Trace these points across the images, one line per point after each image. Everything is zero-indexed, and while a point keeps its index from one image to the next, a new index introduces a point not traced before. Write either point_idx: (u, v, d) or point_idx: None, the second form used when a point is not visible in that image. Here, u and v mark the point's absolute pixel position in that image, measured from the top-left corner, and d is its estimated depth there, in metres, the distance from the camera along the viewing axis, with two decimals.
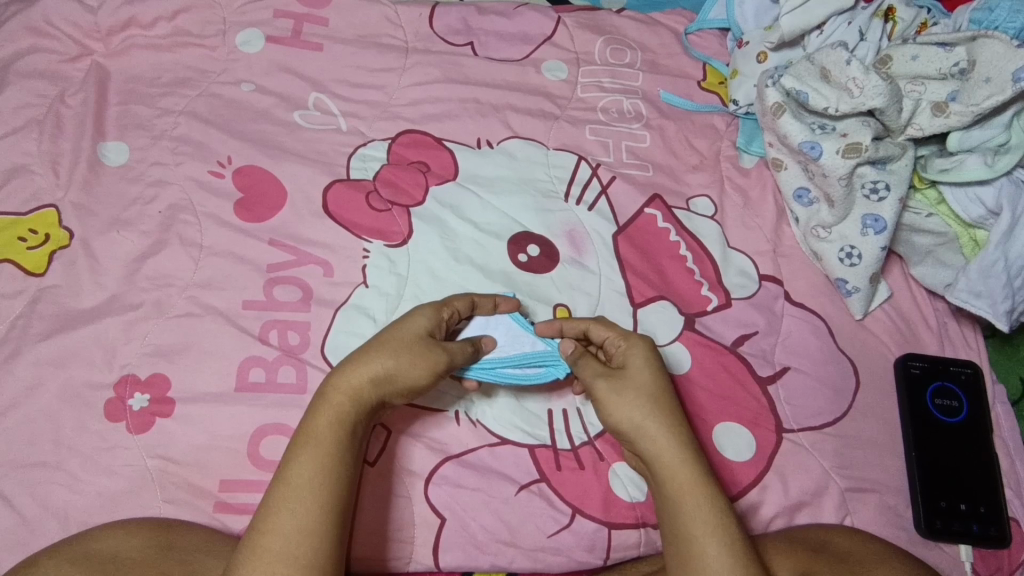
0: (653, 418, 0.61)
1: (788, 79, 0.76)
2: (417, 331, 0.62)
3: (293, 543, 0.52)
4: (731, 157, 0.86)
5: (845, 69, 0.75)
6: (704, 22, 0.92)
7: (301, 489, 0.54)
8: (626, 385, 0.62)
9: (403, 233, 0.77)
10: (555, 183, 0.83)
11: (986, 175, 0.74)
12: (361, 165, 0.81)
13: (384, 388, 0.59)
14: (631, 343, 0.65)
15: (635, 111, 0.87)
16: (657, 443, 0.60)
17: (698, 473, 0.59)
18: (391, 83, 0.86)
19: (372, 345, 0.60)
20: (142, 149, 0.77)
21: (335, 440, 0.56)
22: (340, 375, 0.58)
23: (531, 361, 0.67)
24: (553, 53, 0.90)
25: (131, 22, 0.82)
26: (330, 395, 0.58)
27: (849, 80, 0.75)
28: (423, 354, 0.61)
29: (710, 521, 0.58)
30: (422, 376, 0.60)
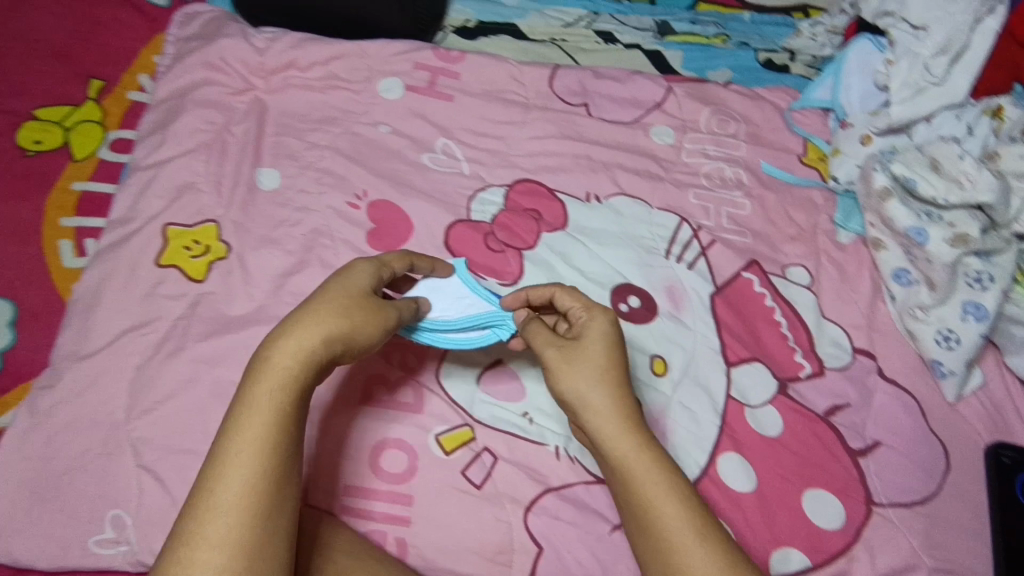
0: (603, 391, 0.61)
1: (899, 167, 0.82)
2: (362, 286, 0.61)
3: (239, 508, 0.50)
4: (829, 232, 0.90)
5: (960, 162, 0.80)
6: (808, 101, 0.97)
7: (247, 455, 0.51)
8: (579, 355, 0.62)
9: (514, 273, 0.84)
10: (656, 241, 0.88)
11: None
12: (480, 208, 0.88)
13: (337, 350, 0.57)
14: (590, 315, 0.65)
15: (738, 179, 0.92)
16: (608, 413, 0.60)
17: (649, 447, 0.59)
18: (512, 135, 0.93)
19: (319, 306, 0.58)
20: (291, 177, 0.85)
21: (281, 404, 0.53)
22: (284, 342, 0.55)
23: (476, 322, 0.71)
24: (661, 119, 0.96)
25: (291, 64, 0.92)
26: (272, 359, 0.55)
27: (960, 173, 0.80)
28: (372, 310, 0.60)
29: (668, 486, 0.58)
30: (377, 330, 0.60)
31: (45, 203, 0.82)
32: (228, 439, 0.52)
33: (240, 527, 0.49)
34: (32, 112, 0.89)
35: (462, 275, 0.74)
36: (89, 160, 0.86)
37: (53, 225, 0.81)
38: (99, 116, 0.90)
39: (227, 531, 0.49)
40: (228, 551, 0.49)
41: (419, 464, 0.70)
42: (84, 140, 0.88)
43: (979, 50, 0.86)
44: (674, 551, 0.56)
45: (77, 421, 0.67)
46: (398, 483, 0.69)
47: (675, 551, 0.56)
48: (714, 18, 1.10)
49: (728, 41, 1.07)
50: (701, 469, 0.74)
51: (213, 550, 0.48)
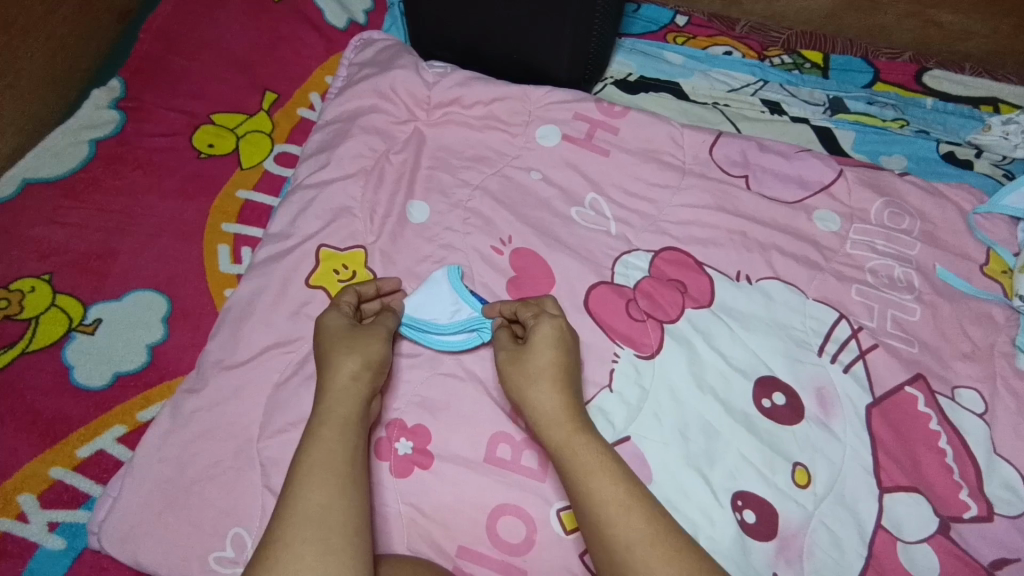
0: (539, 388, 0.65)
1: None
2: (346, 326, 0.69)
3: (314, 521, 0.54)
4: (1008, 354, 0.81)
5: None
6: (997, 207, 0.89)
7: (315, 471, 0.57)
8: (523, 359, 0.68)
9: (653, 345, 0.80)
10: (809, 334, 0.81)
11: None
12: (624, 271, 0.85)
13: (365, 379, 0.65)
14: (536, 319, 0.70)
15: (908, 281, 0.85)
16: (548, 406, 0.64)
17: (583, 433, 0.63)
18: (664, 199, 0.90)
19: (330, 355, 0.66)
20: (440, 213, 0.85)
21: (337, 429, 0.60)
22: (321, 388, 0.64)
23: (460, 326, 0.75)
24: (827, 203, 0.90)
25: (455, 101, 0.93)
26: (320, 401, 0.63)
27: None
28: (368, 336, 0.68)
29: (599, 468, 0.60)
30: (381, 346, 0.68)
31: (210, 207, 0.86)
32: (297, 471, 0.58)
33: (320, 538, 0.53)
34: (209, 115, 0.94)
35: (452, 282, 0.78)
36: (255, 169, 0.90)
37: (215, 229, 0.84)
38: (268, 127, 0.94)
39: (300, 531, 0.53)
40: (309, 550, 0.53)
41: (537, 537, 0.66)
42: (252, 149, 0.92)
43: None
44: (610, 528, 0.57)
45: (213, 430, 0.68)
46: (514, 554, 0.66)
47: (610, 527, 0.57)
48: (892, 99, 1.03)
49: (906, 127, 1.00)
50: None
51: (289, 548, 0.53)
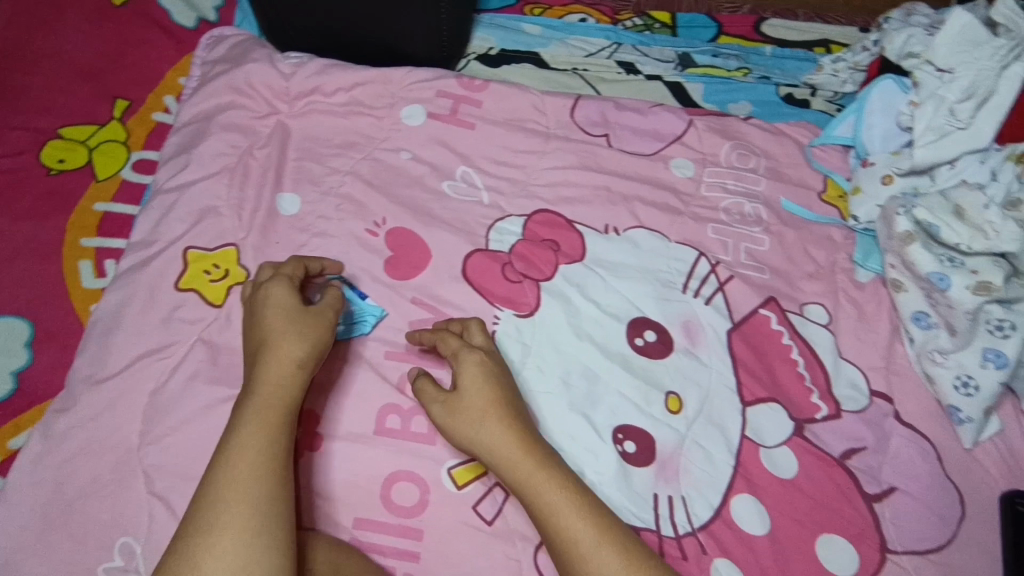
0: (486, 434, 0.66)
1: (923, 212, 0.80)
2: (290, 307, 0.68)
3: (254, 507, 0.56)
4: (847, 270, 0.90)
5: (986, 211, 0.78)
6: (828, 138, 0.97)
7: (254, 454, 0.59)
8: (459, 404, 0.68)
9: (531, 304, 0.84)
10: (674, 274, 0.88)
11: None
12: (498, 238, 0.88)
13: (311, 369, 0.65)
14: (456, 359, 0.70)
15: (757, 215, 0.93)
16: (501, 450, 0.65)
17: (540, 469, 0.64)
18: (532, 164, 0.94)
19: (279, 340, 0.65)
20: (311, 202, 0.86)
21: (281, 410, 0.62)
22: (266, 369, 0.64)
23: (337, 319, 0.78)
24: (681, 152, 0.97)
25: (316, 90, 0.93)
26: (264, 378, 0.63)
27: (982, 221, 0.79)
28: (314, 322, 0.67)
29: (566, 505, 0.62)
30: (331, 335, 0.68)
31: (67, 223, 0.83)
32: (236, 444, 0.59)
33: (256, 517, 0.56)
34: (57, 130, 0.90)
35: None
36: (112, 180, 0.88)
37: (74, 245, 0.82)
38: (123, 135, 0.91)
39: (239, 520, 0.55)
40: (249, 533, 0.55)
41: (430, 497, 0.70)
42: (107, 160, 0.89)
43: (1006, 95, 0.81)
44: (582, 564, 0.60)
45: (90, 444, 0.67)
46: (409, 517, 0.69)
47: (584, 562, 0.60)
48: (735, 50, 1.11)
49: (749, 74, 1.08)
50: (714, 510, 0.73)
51: (229, 534, 0.54)
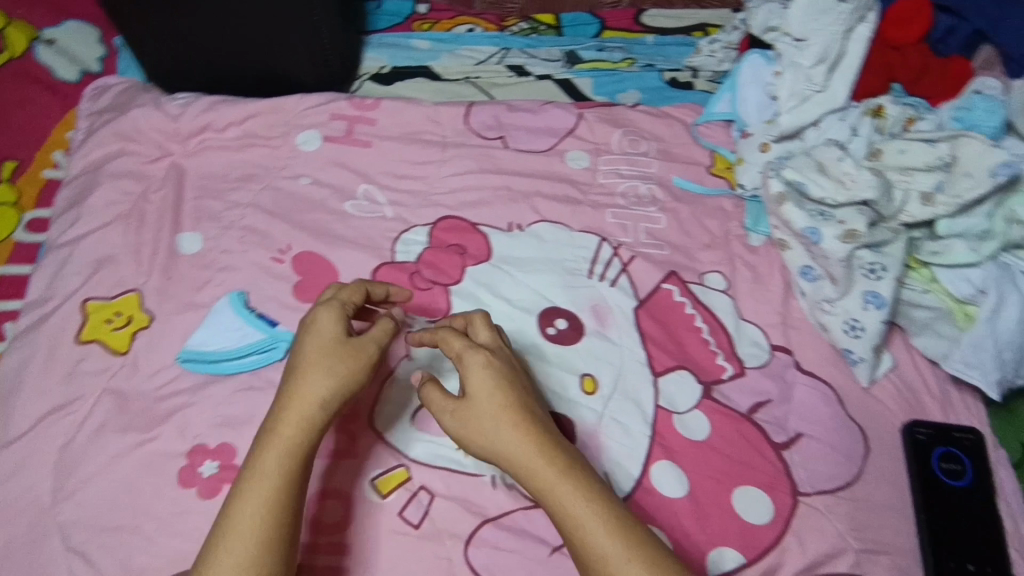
0: (502, 441, 0.62)
1: (788, 172, 0.82)
2: (331, 338, 0.67)
3: (253, 554, 0.57)
4: (740, 236, 0.95)
5: (840, 165, 0.79)
6: (710, 115, 1.03)
7: (262, 499, 0.59)
8: (469, 411, 0.63)
9: (444, 310, 0.86)
10: (579, 262, 0.91)
11: (972, 260, 0.76)
12: (404, 249, 0.90)
13: (338, 400, 0.65)
14: (461, 361, 0.66)
15: (651, 196, 0.97)
16: (518, 458, 0.61)
17: (562, 477, 0.60)
18: (432, 174, 0.96)
19: (309, 373, 0.65)
20: (213, 238, 0.86)
21: (297, 438, 0.62)
22: (288, 396, 0.64)
23: (248, 350, 0.78)
24: (575, 145, 1.01)
25: (207, 127, 0.94)
26: (284, 406, 0.64)
27: (837, 175, 0.80)
28: (349, 355, 0.67)
29: (590, 517, 0.59)
30: (367, 370, 0.67)
31: None
32: (248, 484, 0.60)
33: (263, 545, 0.58)
34: None
35: (237, 309, 0.81)
36: (5, 244, 0.87)
37: None
38: (12, 197, 0.91)
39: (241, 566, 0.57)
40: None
41: (355, 510, 0.71)
42: None
43: (855, 55, 0.86)
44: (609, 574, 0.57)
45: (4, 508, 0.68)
46: (332, 533, 0.70)
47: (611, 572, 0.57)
48: (619, 43, 1.16)
49: (634, 64, 1.13)
50: (635, 480, 0.76)
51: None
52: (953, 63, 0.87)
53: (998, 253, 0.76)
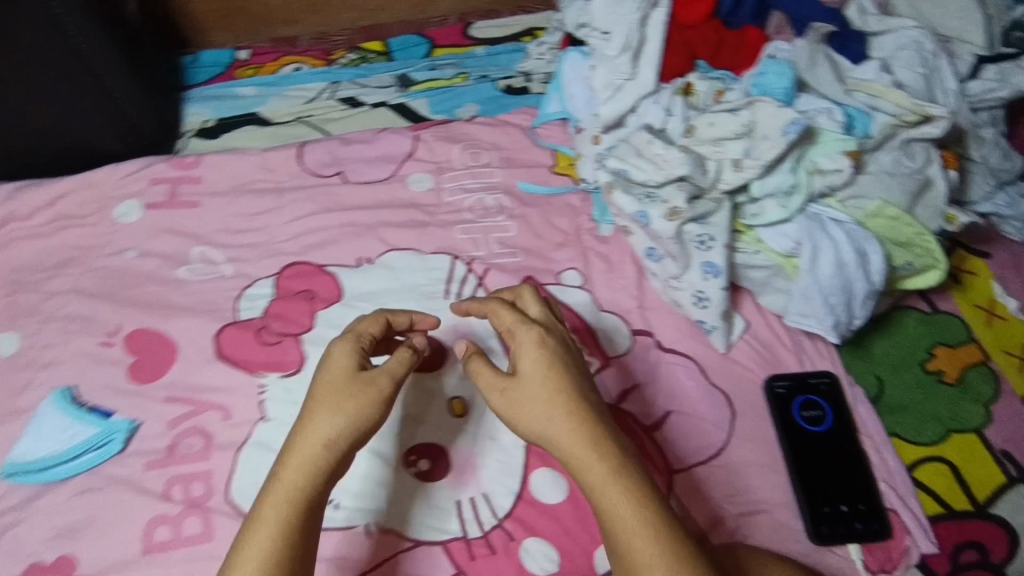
0: (555, 429, 0.60)
1: (612, 161, 0.84)
2: (345, 366, 0.64)
3: None
4: (591, 229, 0.96)
5: (651, 146, 0.82)
6: (545, 116, 1.04)
7: (269, 534, 0.56)
8: (519, 394, 0.62)
9: (296, 361, 0.81)
10: (435, 284, 0.90)
11: (784, 216, 0.79)
12: (249, 305, 0.86)
13: (343, 446, 0.60)
14: (516, 338, 0.65)
15: (499, 205, 0.97)
16: (566, 449, 0.59)
17: (611, 470, 0.58)
18: (273, 223, 0.92)
19: (325, 398, 0.61)
20: (31, 334, 0.82)
21: (303, 489, 0.58)
22: (296, 437, 0.60)
23: (78, 451, 0.75)
24: (416, 168, 0.99)
25: (9, 217, 0.89)
26: (293, 448, 0.60)
27: (651, 156, 0.82)
28: (358, 384, 0.63)
29: (630, 516, 0.57)
30: (379, 408, 0.62)
31: None
32: (260, 516, 0.57)
33: None
34: None
35: (63, 408, 0.77)
36: None
37: None
38: None
39: None
40: None
41: None
42: None
43: (654, 41, 0.89)
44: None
45: None
46: None
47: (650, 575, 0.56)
48: (450, 59, 1.16)
49: (468, 77, 1.13)
50: (515, 495, 0.75)
51: None
52: (748, 34, 0.91)
53: (805, 206, 0.80)
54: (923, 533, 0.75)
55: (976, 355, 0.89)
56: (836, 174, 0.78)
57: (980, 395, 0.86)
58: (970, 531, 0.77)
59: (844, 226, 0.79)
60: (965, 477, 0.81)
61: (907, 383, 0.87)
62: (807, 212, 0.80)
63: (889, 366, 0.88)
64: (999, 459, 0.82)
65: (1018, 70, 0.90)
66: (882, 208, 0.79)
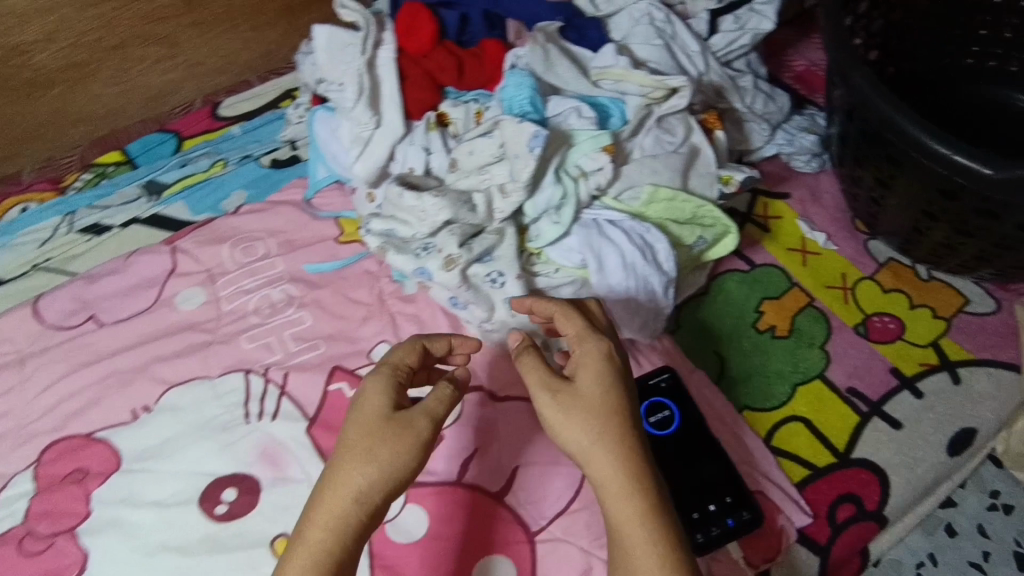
0: (604, 456, 0.56)
1: (375, 223, 0.77)
2: (377, 409, 0.58)
3: None
4: (395, 290, 0.87)
5: (402, 199, 0.74)
6: (317, 184, 0.95)
7: None
8: (574, 407, 0.58)
9: (77, 560, 0.70)
10: (231, 412, 0.78)
11: (560, 232, 0.74)
12: (5, 511, 0.73)
13: (373, 498, 0.55)
14: (582, 345, 0.61)
15: (286, 296, 0.87)
16: (603, 481, 0.56)
17: (645, 509, 0.55)
18: (23, 402, 0.79)
19: (366, 443, 0.56)
20: None
21: (333, 547, 0.53)
22: (326, 485, 0.55)
23: None
24: (183, 283, 0.87)
25: None
26: (320, 502, 0.55)
27: (409, 209, 0.75)
28: (394, 430, 0.56)
29: (649, 557, 0.54)
30: (415, 458, 0.56)
31: None
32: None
33: None
34: None
35: None
36: None
37: None
38: None
39: None
40: None
41: None
42: None
43: (388, 81, 0.82)
44: None
45: None
46: None
47: None
48: (204, 148, 1.04)
49: (227, 163, 1.01)
50: None
51: None
52: (488, 48, 0.86)
53: (578, 215, 0.76)
54: (794, 505, 0.73)
55: (800, 299, 0.88)
56: (599, 173, 0.75)
57: (814, 338, 0.85)
58: (840, 485, 0.75)
59: (619, 223, 0.76)
60: (821, 429, 0.79)
61: (747, 349, 0.85)
62: (583, 221, 0.76)
63: (722, 336, 0.85)
64: (848, 399, 0.81)
65: (752, 13, 0.88)
66: (655, 192, 0.77)
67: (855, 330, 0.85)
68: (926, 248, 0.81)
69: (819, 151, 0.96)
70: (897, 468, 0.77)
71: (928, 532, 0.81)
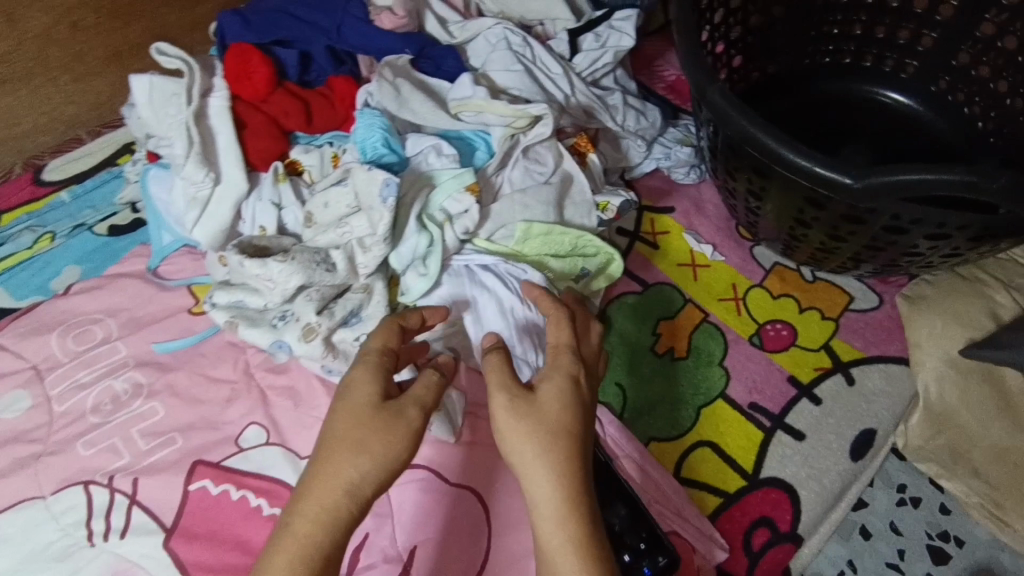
0: (547, 471, 0.53)
1: (218, 295, 0.68)
2: (367, 397, 0.54)
3: None
4: (262, 360, 0.77)
5: (244, 268, 0.66)
6: (162, 251, 0.83)
7: None
8: (530, 415, 0.55)
9: None
10: (71, 534, 0.67)
11: (429, 284, 0.68)
12: None
13: (366, 491, 0.52)
14: (554, 359, 0.59)
15: (132, 385, 0.75)
16: (543, 498, 0.53)
17: (576, 535, 0.51)
18: None
19: (359, 434, 0.52)
20: None
21: (319, 541, 0.50)
22: (313, 477, 0.52)
23: None
24: (4, 387, 0.75)
25: None
26: (309, 493, 0.51)
27: (255, 277, 0.67)
28: (388, 423, 0.53)
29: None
30: (407, 448, 0.53)
31: None
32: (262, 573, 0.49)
33: None
34: None
35: None
36: None
37: None
38: None
39: None
40: None
41: None
42: None
43: (224, 132, 0.73)
44: None
45: None
46: None
47: None
48: (26, 221, 0.90)
49: (56, 237, 0.88)
50: None
51: None
52: (337, 86, 0.79)
53: (445, 265, 0.70)
54: (708, 541, 0.71)
55: (694, 316, 0.85)
56: (466, 216, 0.70)
57: (712, 355, 0.83)
58: (752, 509, 0.74)
59: (494, 267, 0.71)
60: (728, 452, 0.77)
61: (648, 376, 0.81)
62: (453, 270, 0.71)
63: (621, 365, 0.82)
64: (750, 415, 0.79)
65: (611, 30, 0.86)
66: (529, 229, 0.72)
67: (750, 341, 0.84)
68: (806, 252, 0.80)
69: (696, 162, 0.93)
70: (804, 482, 0.76)
71: (844, 539, 0.80)
